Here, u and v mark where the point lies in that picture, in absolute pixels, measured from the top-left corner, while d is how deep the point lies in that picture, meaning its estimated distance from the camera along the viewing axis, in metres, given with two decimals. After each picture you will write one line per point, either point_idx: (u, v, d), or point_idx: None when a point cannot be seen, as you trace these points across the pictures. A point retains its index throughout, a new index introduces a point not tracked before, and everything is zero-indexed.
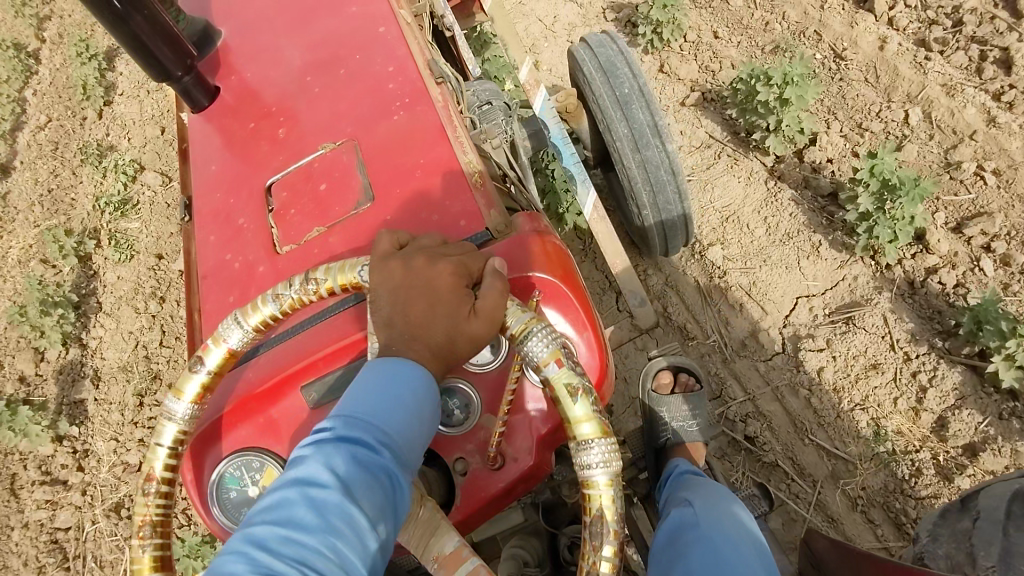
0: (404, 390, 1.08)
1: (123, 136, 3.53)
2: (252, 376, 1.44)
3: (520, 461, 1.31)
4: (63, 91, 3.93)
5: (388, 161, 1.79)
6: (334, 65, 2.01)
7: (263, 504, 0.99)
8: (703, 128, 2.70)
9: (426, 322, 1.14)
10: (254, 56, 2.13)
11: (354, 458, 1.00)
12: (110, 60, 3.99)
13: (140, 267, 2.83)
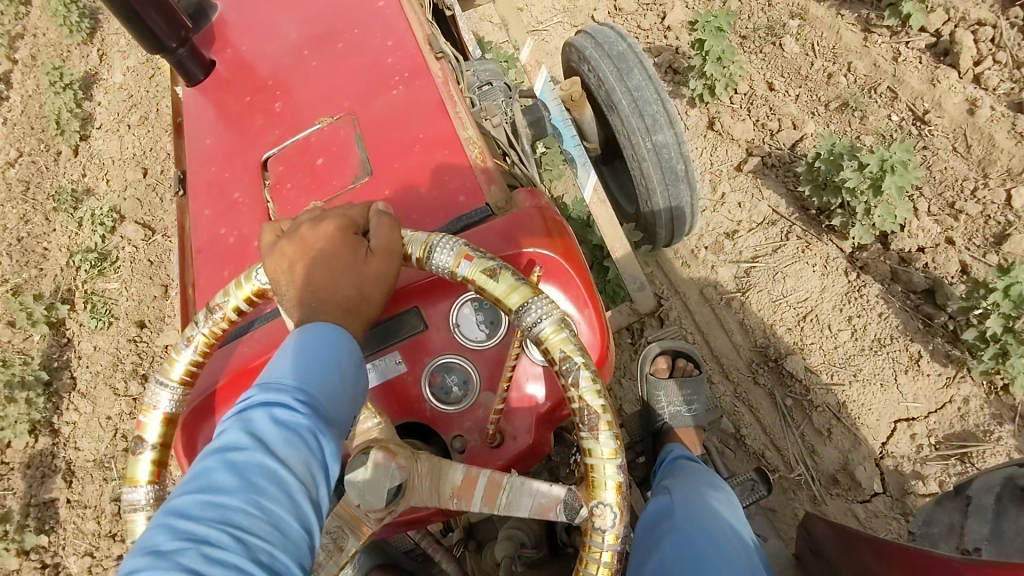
0: (327, 354, 0.98)
1: (101, 178, 3.22)
2: (246, 350, 1.38)
3: (518, 439, 1.29)
4: (35, 121, 3.61)
5: (386, 135, 1.74)
6: (333, 39, 1.95)
7: (176, 482, 0.85)
8: (766, 202, 2.41)
9: (334, 280, 1.05)
10: (250, 31, 2.08)
11: (277, 420, 0.89)
12: (88, 89, 3.73)
13: (119, 337, 2.54)
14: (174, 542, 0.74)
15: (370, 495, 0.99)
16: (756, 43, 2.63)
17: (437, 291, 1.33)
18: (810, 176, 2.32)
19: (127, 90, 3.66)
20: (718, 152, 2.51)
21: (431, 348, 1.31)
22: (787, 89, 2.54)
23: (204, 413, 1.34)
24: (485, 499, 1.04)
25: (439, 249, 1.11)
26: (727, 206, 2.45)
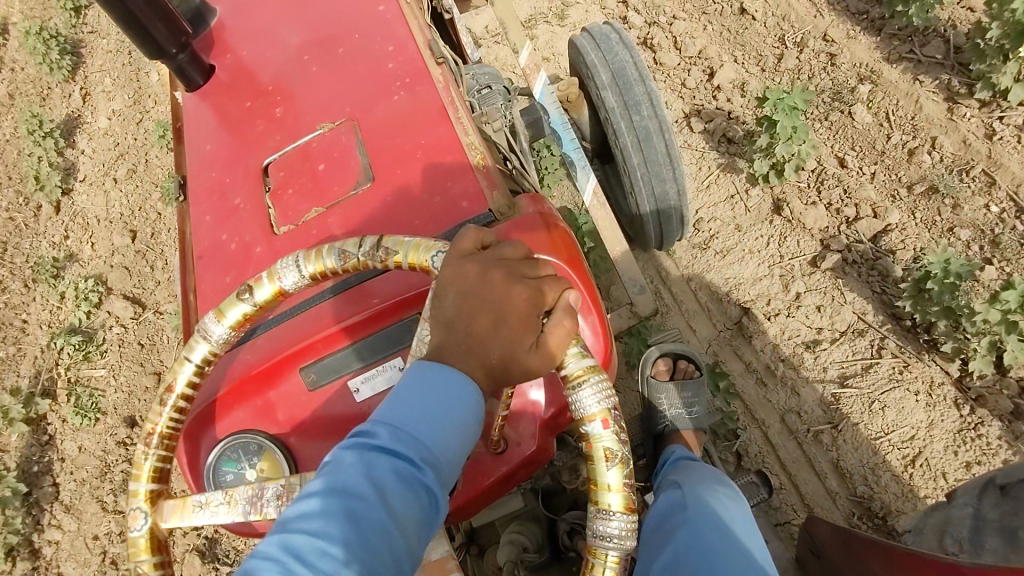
0: (456, 405, 0.97)
1: (86, 242, 2.93)
2: (248, 357, 1.31)
3: (522, 445, 1.26)
4: (13, 172, 3.33)
5: (391, 140, 1.75)
6: (335, 44, 1.97)
7: (294, 506, 0.91)
8: (851, 308, 2.16)
9: (484, 339, 0.99)
10: (253, 37, 2.10)
11: (398, 472, 0.91)
12: (70, 135, 3.48)
13: (106, 436, 2.32)
14: None
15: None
16: (822, 110, 2.39)
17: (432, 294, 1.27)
18: (914, 290, 2.06)
19: (113, 137, 3.41)
20: (789, 243, 2.25)
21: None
22: (861, 166, 2.29)
23: (206, 420, 1.29)
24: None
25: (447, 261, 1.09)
26: (804, 309, 2.18)
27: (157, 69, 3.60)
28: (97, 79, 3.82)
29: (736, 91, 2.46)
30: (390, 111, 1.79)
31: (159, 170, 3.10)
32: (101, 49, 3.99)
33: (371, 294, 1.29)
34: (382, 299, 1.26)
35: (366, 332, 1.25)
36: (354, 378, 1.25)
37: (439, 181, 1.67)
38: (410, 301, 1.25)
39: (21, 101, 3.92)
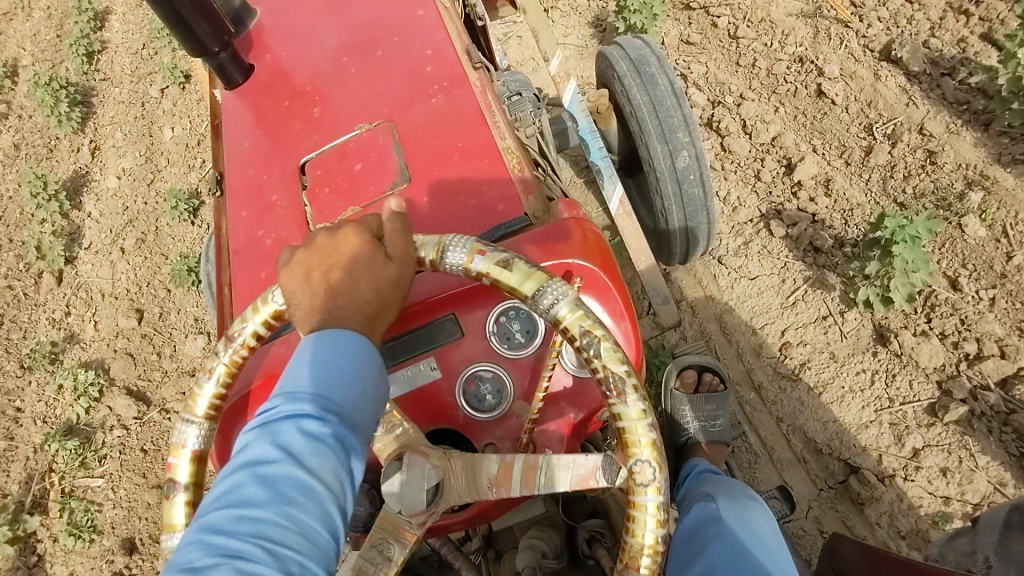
0: (353, 365, 0.90)
1: (89, 321, 2.68)
2: (283, 350, 1.29)
3: (549, 447, 1.27)
4: (14, 235, 3.17)
5: (428, 142, 1.74)
6: (371, 46, 1.97)
7: (208, 494, 0.83)
8: (986, 475, 1.88)
9: (353, 294, 0.96)
10: (291, 37, 2.10)
11: (304, 429, 0.83)
12: (76, 195, 3.28)
13: (99, 555, 2.19)
14: (208, 557, 0.73)
15: (409, 499, 0.99)
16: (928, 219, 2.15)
17: (469, 299, 1.33)
18: None
19: (122, 199, 3.20)
20: (897, 383, 2.03)
21: (459, 358, 1.31)
22: (976, 290, 2.06)
23: (236, 415, 1.26)
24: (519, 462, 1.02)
25: (453, 250, 1.01)
26: (926, 471, 1.93)
27: (172, 126, 3.41)
28: (107, 132, 3.64)
29: (819, 188, 2.27)
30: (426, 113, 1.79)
31: (179, 246, 2.85)
32: (111, 99, 3.80)
33: (412, 295, 1.35)
34: (423, 298, 1.33)
35: (406, 331, 1.32)
36: None
37: (474, 181, 1.70)
38: (449, 304, 1.32)
39: (27, 154, 3.73)
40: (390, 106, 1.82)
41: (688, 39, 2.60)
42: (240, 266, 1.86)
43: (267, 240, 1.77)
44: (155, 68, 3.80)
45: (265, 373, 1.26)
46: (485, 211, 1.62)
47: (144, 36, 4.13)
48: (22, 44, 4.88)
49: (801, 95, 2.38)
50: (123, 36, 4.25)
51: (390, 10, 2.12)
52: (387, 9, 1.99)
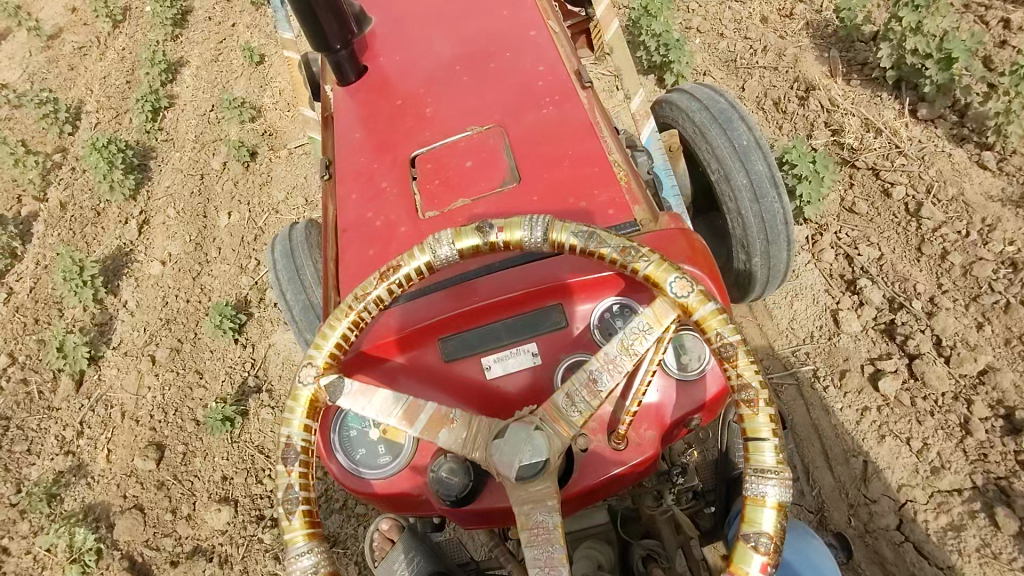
0: None
1: (102, 452, 2.36)
2: (397, 322, 1.48)
3: (642, 447, 1.33)
4: (40, 317, 2.88)
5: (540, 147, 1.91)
6: (485, 60, 2.21)
7: None
8: None
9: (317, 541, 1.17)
10: (411, 50, 2.38)
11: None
12: (114, 279, 2.95)
13: None
14: None
15: (532, 450, 1.11)
16: None
17: (580, 292, 1.41)
18: None
19: (162, 291, 2.85)
20: None
21: (560, 346, 1.40)
22: None
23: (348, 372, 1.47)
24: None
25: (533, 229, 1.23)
26: None
27: (230, 212, 3.08)
28: (159, 203, 3.33)
29: None
30: (538, 121, 1.98)
31: (217, 369, 2.45)
32: (170, 166, 3.53)
33: (517, 279, 1.46)
34: (534, 284, 1.41)
35: (513, 314, 1.40)
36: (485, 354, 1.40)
37: (584, 187, 1.85)
38: (558, 295, 1.40)
39: (72, 216, 3.44)
40: (503, 114, 2.02)
41: (853, 208, 2.44)
42: (350, 242, 2.04)
43: (378, 219, 1.98)
44: (221, 139, 3.50)
45: (380, 337, 1.46)
46: (597, 213, 1.77)
47: (215, 100, 3.89)
48: (88, 86, 4.69)
49: (1016, 313, 2.11)
50: (193, 95, 4.03)
51: (505, 30, 2.42)
52: (503, 30, 2.24)
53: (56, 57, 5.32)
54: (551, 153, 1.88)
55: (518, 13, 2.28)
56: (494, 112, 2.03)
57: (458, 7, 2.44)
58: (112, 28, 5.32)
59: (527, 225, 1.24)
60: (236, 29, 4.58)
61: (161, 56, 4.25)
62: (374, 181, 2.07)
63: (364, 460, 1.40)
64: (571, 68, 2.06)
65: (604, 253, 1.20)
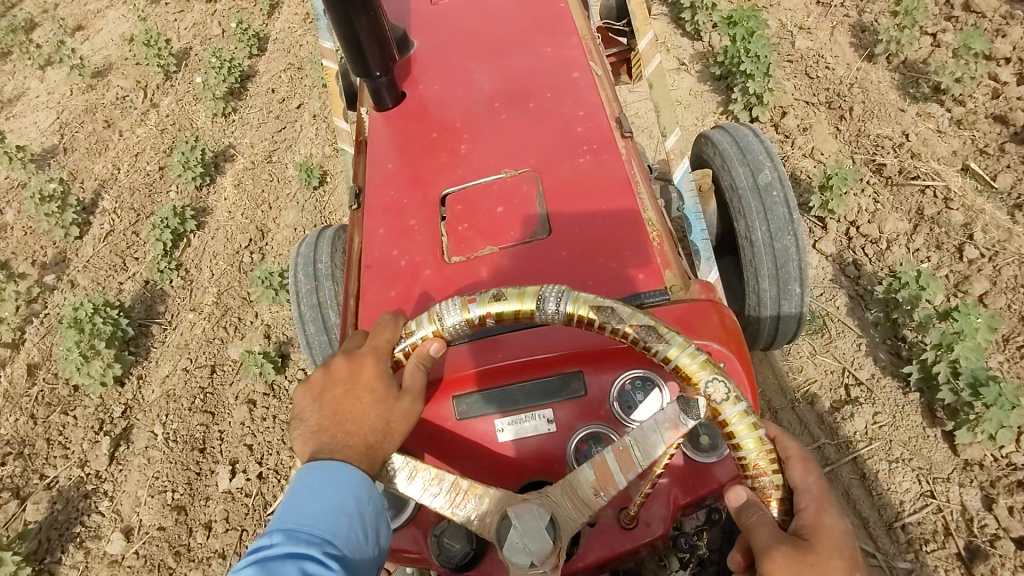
0: (333, 494, 1.12)
1: None
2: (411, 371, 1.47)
3: (653, 528, 1.29)
4: None
5: (573, 199, 1.85)
6: (525, 98, 2.15)
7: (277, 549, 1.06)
8: None
9: (359, 413, 1.20)
10: (445, 75, 2.31)
11: (304, 572, 1.04)
12: (56, 551, 2.15)
13: None
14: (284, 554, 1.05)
15: (535, 543, 1.11)
16: None
17: (603, 361, 1.38)
18: None
19: None
20: None
21: (576, 416, 1.36)
22: None
23: None
24: (628, 446, 1.16)
25: (549, 299, 1.13)
26: None
27: (232, 468, 2.19)
28: (150, 402, 2.44)
29: None
30: (573, 169, 1.91)
31: None
32: (178, 337, 2.63)
33: (543, 343, 1.42)
34: (553, 349, 1.39)
35: (530, 379, 1.38)
36: (503, 416, 1.38)
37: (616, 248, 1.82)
38: (580, 365, 1.38)
39: (33, 394, 2.56)
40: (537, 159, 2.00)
41: None
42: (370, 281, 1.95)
43: (400, 260, 1.91)
44: (250, 313, 2.61)
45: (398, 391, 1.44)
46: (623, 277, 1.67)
47: (256, 232, 3.01)
48: (116, 161, 3.87)
49: None
50: (227, 216, 3.15)
51: (542, 59, 2.32)
52: (544, 65, 2.18)
53: (95, 105, 4.51)
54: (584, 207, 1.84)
55: (561, 47, 2.25)
56: (530, 155, 2.00)
57: (500, 35, 2.34)
58: (163, 81, 4.51)
59: (543, 298, 1.13)
60: (300, 118, 3.71)
61: (202, 152, 3.40)
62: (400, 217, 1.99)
63: None
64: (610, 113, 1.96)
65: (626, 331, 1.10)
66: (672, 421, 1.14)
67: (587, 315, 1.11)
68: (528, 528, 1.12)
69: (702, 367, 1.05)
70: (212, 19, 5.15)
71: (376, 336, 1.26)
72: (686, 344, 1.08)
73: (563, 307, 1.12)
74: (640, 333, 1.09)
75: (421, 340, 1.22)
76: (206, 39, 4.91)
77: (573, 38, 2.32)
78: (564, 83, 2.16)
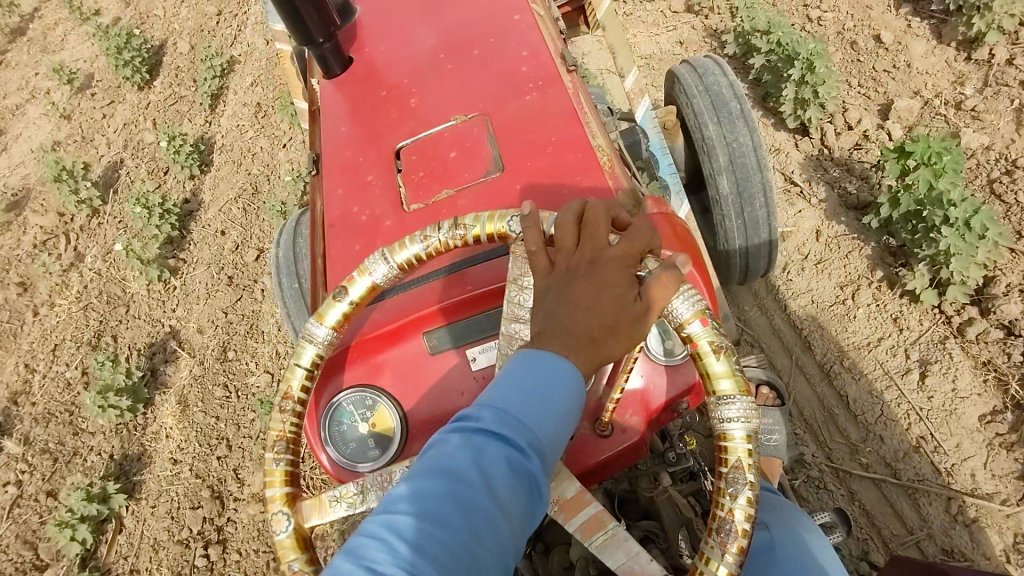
0: (554, 390, 1.07)
1: None
2: (377, 316, 1.72)
3: (627, 433, 1.54)
4: None
5: (522, 137, 2.05)
6: (468, 47, 2.35)
7: (483, 425, 1.03)
8: None
9: (594, 302, 1.11)
10: (389, 37, 2.48)
11: (510, 463, 1.00)
12: None
13: None
14: (489, 440, 1.01)
15: None
16: None
17: None
18: None
19: None
20: None
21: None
22: None
23: (334, 370, 1.68)
24: (606, 520, 1.29)
25: (723, 370, 1.20)
26: None
27: None
28: None
29: None
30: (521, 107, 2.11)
31: None
32: None
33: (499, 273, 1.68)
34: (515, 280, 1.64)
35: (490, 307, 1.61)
36: (470, 344, 1.61)
37: (565, 172, 1.98)
38: None
39: None
40: (487, 103, 2.20)
41: None
42: (337, 239, 2.13)
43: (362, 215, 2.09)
44: None
45: (365, 334, 1.68)
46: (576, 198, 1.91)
47: (211, 504, 2.29)
48: (29, 357, 2.92)
49: None
50: (170, 474, 2.41)
51: (484, 10, 2.53)
52: (484, 15, 2.38)
53: (7, 258, 3.54)
54: (533, 142, 2.01)
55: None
56: (480, 99, 2.18)
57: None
58: (90, 220, 3.58)
59: (733, 396, 1.19)
60: (260, 279, 2.83)
61: (125, 372, 2.58)
62: (360, 175, 2.19)
63: (356, 453, 1.54)
64: (552, 54, 2.15)
65: (723, 415, 1.19)
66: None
67: (732, 402, 1.19)
68: None
69: (732, 553, 1.13)
70: (145, 115, 4.25)
71: (629, 240, 1.18)
72: (745, 525, 1.15)
73: (737, 424, 1.18)
74: (733, 425, 1.18)
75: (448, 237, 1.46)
76: (139, 150, 4.01)
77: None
78: (504, 30, 2.37)
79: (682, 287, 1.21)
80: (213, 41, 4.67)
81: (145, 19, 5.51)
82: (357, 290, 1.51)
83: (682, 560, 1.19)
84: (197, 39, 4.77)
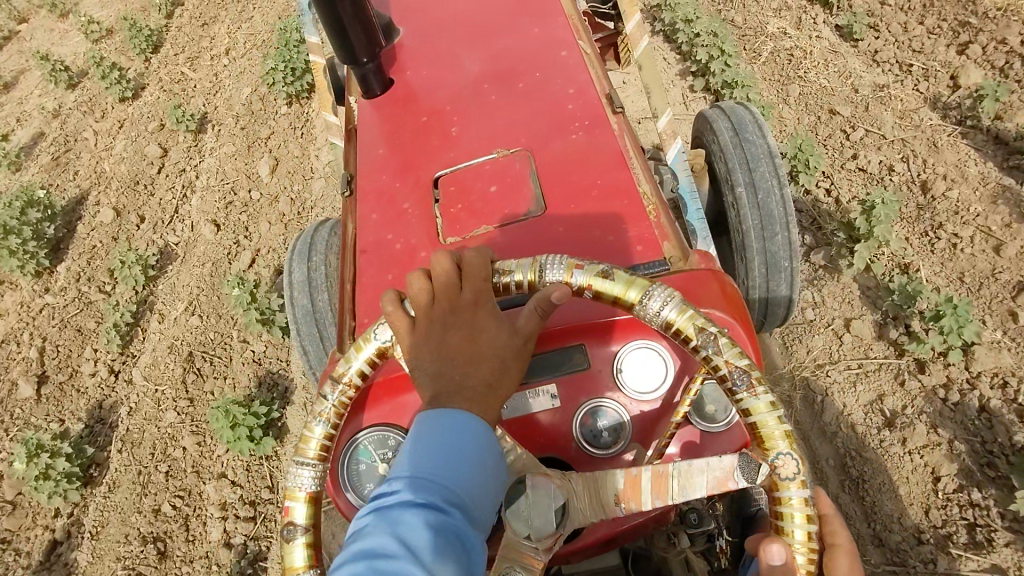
0: (468, 444, 0.99)
1: None
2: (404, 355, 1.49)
3: None
4: None
5: (567, 176, 1.95)
6: (513, 79, 2.26)
7: (395, 495, 0.94)
8: None
9: (477, 353, 1.05)
10: (432, 62, 2.38)
11: (430, 524, 0.90)
12: None
13: None
14: (405, 505, 0.92)
15: (540, 519, 1.07)
16: None
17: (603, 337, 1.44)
18: None
19: None
20: None
21: (583, 391, 1.42)
22: None
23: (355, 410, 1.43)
24: (668, 475, 1.14)
25: (613, 275, 1.14)
26: None
27: None
28: None
29: None
30: (565, 148, 2.02)
31: None
32: None
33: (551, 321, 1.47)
34: (565, 322, 1.45)
35: (542, 352, 1.42)
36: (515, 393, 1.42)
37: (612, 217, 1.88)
38: (583, 337, 1.42)
39: None
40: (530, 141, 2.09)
41: None
42: (368, 267, 2.01)
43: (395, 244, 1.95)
44: None
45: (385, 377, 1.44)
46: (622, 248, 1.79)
47: None
48: None
49: None
50: None
51: (535, 42, 2.44)
52: (531, 47, 2.30)
53: None
54: (579, 183, 1.93)
55: (547, 30, 2.34)
56: (523, 136, 2.10)
57: (487, 23, 2.43)
58: None
59: (643, 289, 1.13)
60: None
61: None
62: (394, 202, 2.06)
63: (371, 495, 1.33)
64: (601, 92, 2.08)
65: (655, 310, 1.12)
66: (724, 473, 1.10)
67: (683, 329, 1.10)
68: (541, 502, 1.09)
69: (799, 521, 1.03)
70: (27, 329, 3.02)
71: (469, 279, 1.09)
72: (775, 410, 1.06)
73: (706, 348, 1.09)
74: (735, 375, 1.07)
75: (371, 354, 1.19)
76: (6, 406, 2.73)
77: (561, 24, 2.42)
78: (552, 63, 2.28)
79: (564, 291, 1.06)
80: (150, 204, 3.52)
81: (70, 146, 4.35)
82: (315, 447, 1.18)
83: (743, 453, 1.09)
84: (128, 199, 3.61)
